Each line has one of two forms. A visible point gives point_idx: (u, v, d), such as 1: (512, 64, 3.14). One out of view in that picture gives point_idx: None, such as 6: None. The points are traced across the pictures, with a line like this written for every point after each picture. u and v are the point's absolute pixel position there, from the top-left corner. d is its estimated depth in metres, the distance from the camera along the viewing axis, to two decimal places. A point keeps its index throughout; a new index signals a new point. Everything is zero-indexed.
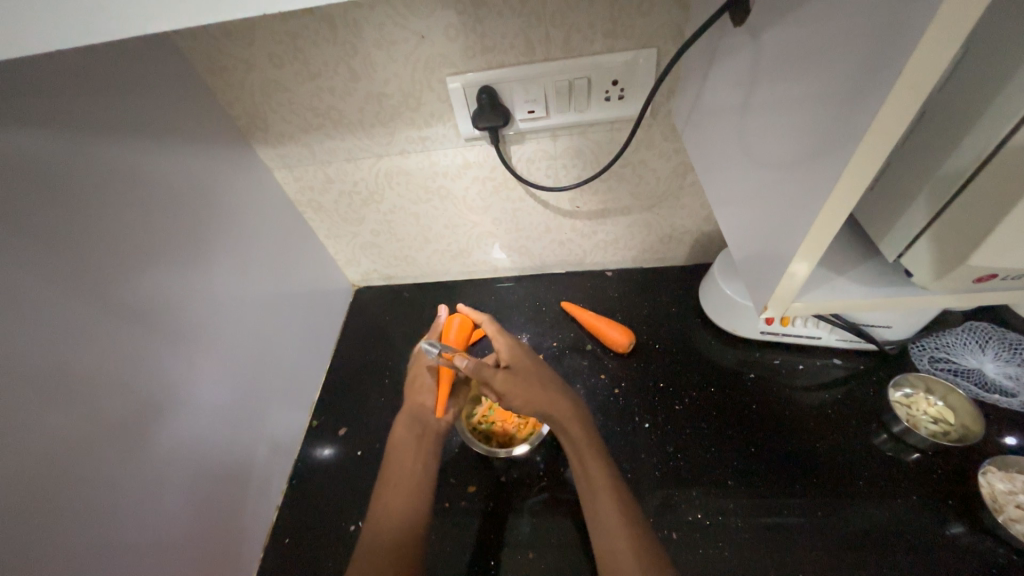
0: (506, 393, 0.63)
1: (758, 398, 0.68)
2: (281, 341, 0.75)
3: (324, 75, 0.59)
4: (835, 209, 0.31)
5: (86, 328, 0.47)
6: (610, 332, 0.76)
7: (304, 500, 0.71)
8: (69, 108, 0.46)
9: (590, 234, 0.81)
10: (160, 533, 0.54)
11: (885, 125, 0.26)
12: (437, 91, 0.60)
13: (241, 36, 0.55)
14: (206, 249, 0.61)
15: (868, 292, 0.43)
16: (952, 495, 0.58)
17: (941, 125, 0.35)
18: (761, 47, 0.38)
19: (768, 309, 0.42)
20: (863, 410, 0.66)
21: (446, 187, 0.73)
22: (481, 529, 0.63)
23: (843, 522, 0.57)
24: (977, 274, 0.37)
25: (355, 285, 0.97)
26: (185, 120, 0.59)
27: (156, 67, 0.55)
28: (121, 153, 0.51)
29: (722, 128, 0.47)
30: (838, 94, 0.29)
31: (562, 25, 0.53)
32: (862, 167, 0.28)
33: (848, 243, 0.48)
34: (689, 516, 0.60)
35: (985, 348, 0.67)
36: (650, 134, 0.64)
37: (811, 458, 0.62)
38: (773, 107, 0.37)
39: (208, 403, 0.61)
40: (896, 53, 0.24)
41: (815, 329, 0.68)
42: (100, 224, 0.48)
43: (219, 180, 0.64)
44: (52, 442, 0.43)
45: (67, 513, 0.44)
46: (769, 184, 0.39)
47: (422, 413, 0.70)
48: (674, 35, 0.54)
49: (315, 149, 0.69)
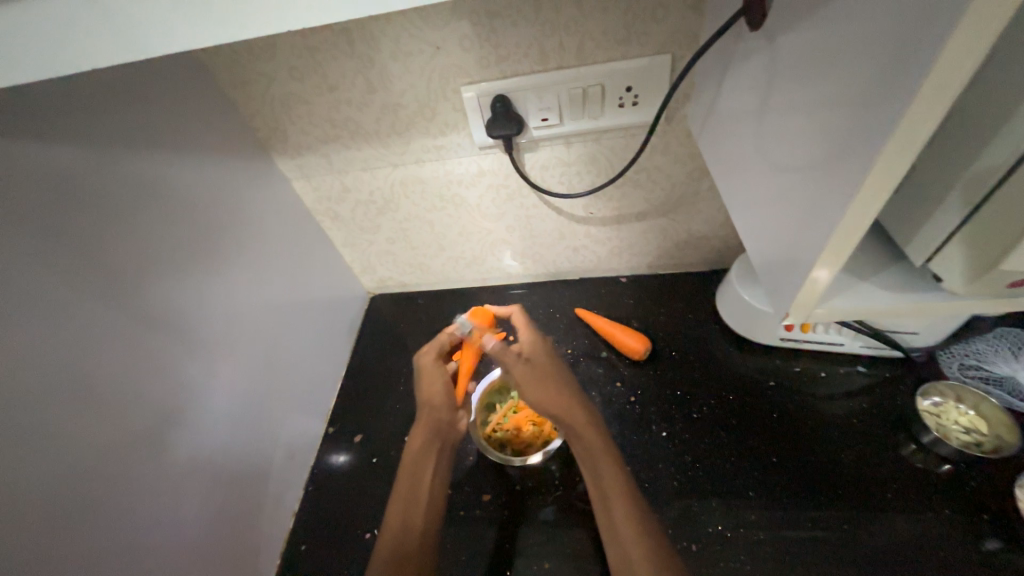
0: (523, 390, 0.64)
1: (778, 406, 0.67)
2: (298, 348, 0.76)
3: (341, 87, 0.60)
4: (856, 214, 0.30)
5: (113, 335, 0.48)
6: (626, 339, 0.75)
7: (321, 506, 0.72)
8: (98, 122, 0.48)
9: (604, 240, 0.80)
10: (181, 536, 0.55)
11: (908, 126, 0.25)
12: (452, 101, 0.61)
13: (263, 51, 0.57)
14: (227, 258, 0.63)
15: (893, 297, 0.42)
16: (987, 509, 0.55)
17: (966, 126, 0.34)
18: (778, 50, 0.38)
19: (788, 315, 0.41)
20: (889, 420, 0.64)
21: (460, 195, 0.74)
22: (497, 538, 0.63)
23: (870, 536, 0.55)
24: (1010, 278, 0.36)
25: (371, 293, 0.98)
26: (208, 132, 0.61)
27: (181, 82, 0.57)
28: (147, 165, 0.53)
29: (738, 132, 0.47)
30: (859, 96, 0.29)
31: (575, 34, 0.53)
32: (886, 168, 0.27)
33: (871, 248, 0.47)
34: (709, 528, 0.58)
35: (1018, 355, 0.65)
36: (664, 139, 0.64)
37: (835, 469, 0.60)
38: (793, 110, 0.36)
39: (226, 409, 0.62)
40: (918, 55, 0.24)
41: (837, 335, 0.66)
42: (125, 234, 0.50)
43: (239, 191, 0.65)
44: (79, 446, 0.45)
45: (91, 515, 0.45)
46: (789, 188, 0.38)
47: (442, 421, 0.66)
48: (688, 41, 0.53)
49: (333, 159, 0.70)
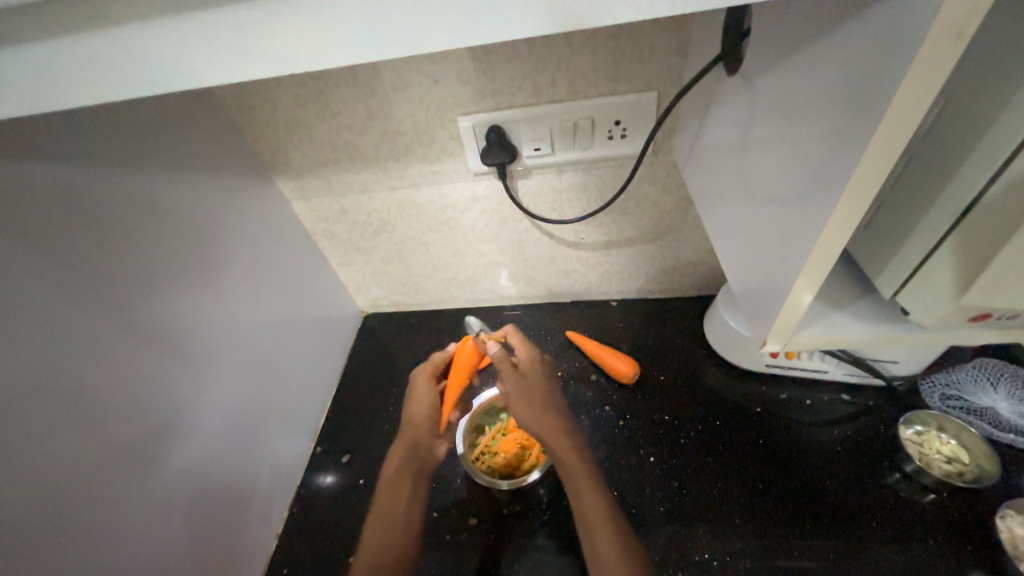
0: (517, 401, 0.65)
1: (765, 432, 0.67)
2: (290, 366, 0.76)
3: (343, 113, 0.62)
4: (827, 248, 0.32)
5: (109, 351, 0.49)
6: (615, 363, 0.76)
7: (306, 528, 0.71)
8: (104, 144, 0.50)
9: (595, 264, 0.82)
10: (163, 558, 0.54)
11: (870, 167, 0.28)
12: (449, 129, 0.63)
13: (269, 78, 0.59)
14: (223, 276, 0.64)
15: (866, 328, 0.43)
16: (971, 539, 0.56)
17: (929, 168, 0.36)
18: (757, 93, 0.40)
19: (768, 343, 0.43)
20: (874, 448, 0.64)
21: (455, 219, 0.75)
22: (482, 563, 0.62)
23: (859, 567, 0.55)
24: (972, 313, 0.38)
25: (364, 311, 0.99)
26: (210, 153, 0.62)
27: (187, 106, 0.59)
28: (149, 184, 0.54)
29: (721, 166, 0.49)
30: (828, 140, 0.31)
31: (568, 70, 0.56)
32: (852, 205, 0.29)
33: (848, 278, 0.48)
34: (697, 556, 0.58)
35: (997, 386, 0.66)
36: (653, 170, 0.66)
37: (821, 497, 0.61)
38: (769, 148, 0.39)
39: (216, 425, 0.62)
40: (878, 106, 0.26)
41: (822, 363, 0.67)
42: (124, 251, 0.51)
43: (237, 210, 0.66)
44: (69, 463, 0.45)
45: (75, 535, 0.45)
46: (767, 221, 0.40)
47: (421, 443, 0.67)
48: (675, 80, 0.56)
49: (332, 181, 0.72)
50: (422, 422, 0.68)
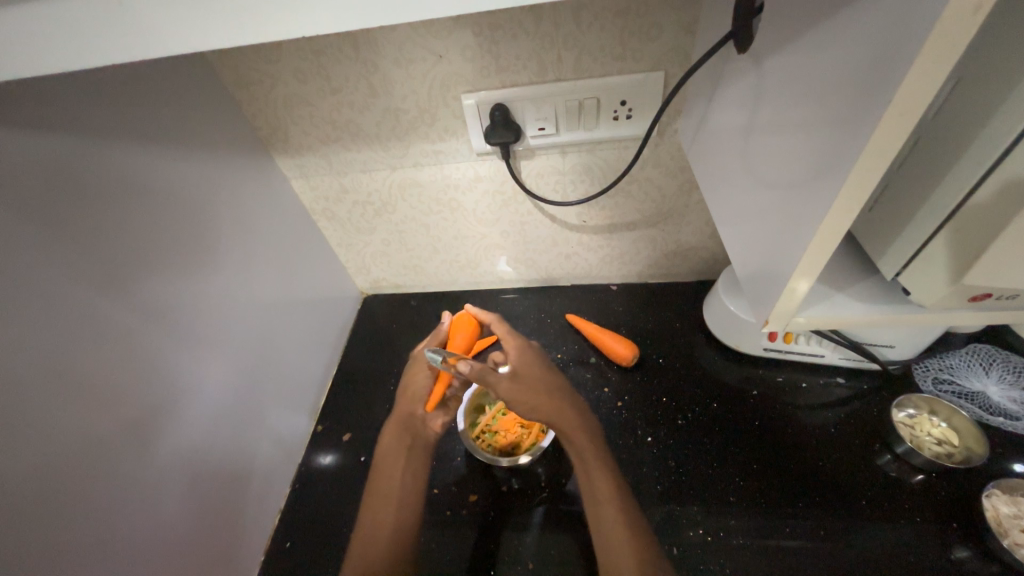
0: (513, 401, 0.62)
1: (760, 415, 0.69)
2: (289, 346, 0.76)
3: (344, 90, 0.61)
4: (830, 229, 0.32)
5: (106, 328, 0.49)
6: (615, 346, 0.76)
7: (307, 503, 0.72)
8: (98, 115, 0.49)
9: (596, 247, 0.82)
10: (165, 532, 0.54)
11: (876, 148, 0.28)
12: (451, 108, 0.62)
13: (269, 52, 0.58)
14: (224, 253, 0.64)
15: (865, 309, 0.44)
16: (957, 518, 0.57)
17: (935, 148, 0.36)
18: (764, 72, 0.40)
19: (768, 324, 0.43)
20: (866, 430, 0.66)
21: (457, 200, 0.75)
22: (480, 538, 0.63)
23: (848, 545, 0.56)
24: (973, 292, 0.39)
25: (364, 293, 0.99)
26: (209, 128, 0.62)
27: (183, 79, 0.58)
28: (148, 159, 0.54)
29: (726, 147, 0.49)
30: (835, 119, 0.31)
31: (574, 48, 0.55)
32: (858, 186, 0.29)
33: (848, 261, 0.49)
34: (691, 532, 0.59)
35: (989, 371, 0.68)
36: (656, 152, 0.66)
37: (813, 477, 0.62)
38: (775, 129, 0.38)
39: (214, 403, 0.62)
40: (888, 83, 0.26)
41: (818, 347, 0.68)
42: (120, 226, 0.50)
43: (236, 187, 0.66)
44: (68, 439, 0.45)
45: (76, 510, 0.45)
46: (771, 202, 0.40)
47: (412, 420, 0.68)
48: (681, 60, 0.56)
49: (332, 160, 0.71)
50: (413, 401, 0.69)
